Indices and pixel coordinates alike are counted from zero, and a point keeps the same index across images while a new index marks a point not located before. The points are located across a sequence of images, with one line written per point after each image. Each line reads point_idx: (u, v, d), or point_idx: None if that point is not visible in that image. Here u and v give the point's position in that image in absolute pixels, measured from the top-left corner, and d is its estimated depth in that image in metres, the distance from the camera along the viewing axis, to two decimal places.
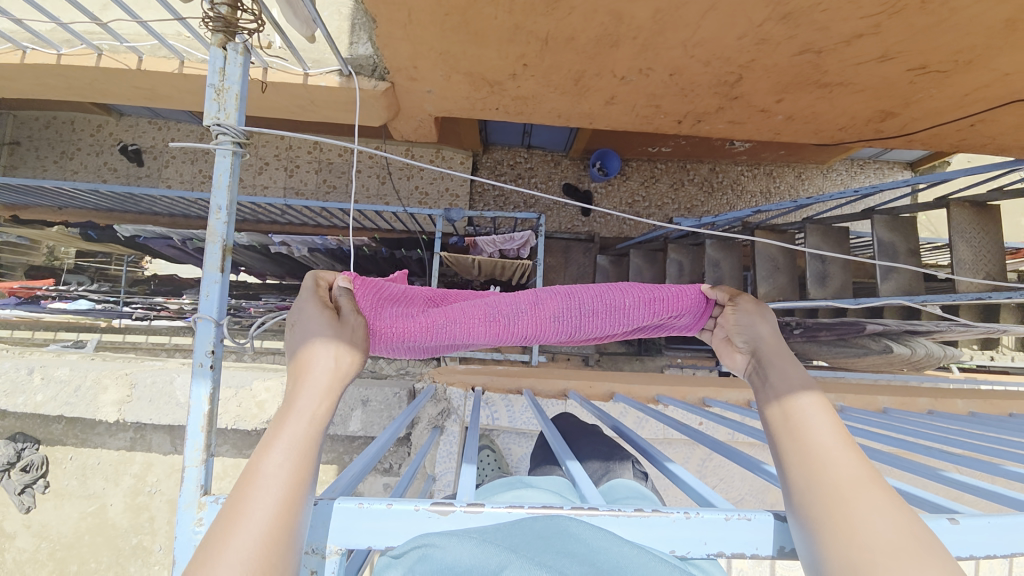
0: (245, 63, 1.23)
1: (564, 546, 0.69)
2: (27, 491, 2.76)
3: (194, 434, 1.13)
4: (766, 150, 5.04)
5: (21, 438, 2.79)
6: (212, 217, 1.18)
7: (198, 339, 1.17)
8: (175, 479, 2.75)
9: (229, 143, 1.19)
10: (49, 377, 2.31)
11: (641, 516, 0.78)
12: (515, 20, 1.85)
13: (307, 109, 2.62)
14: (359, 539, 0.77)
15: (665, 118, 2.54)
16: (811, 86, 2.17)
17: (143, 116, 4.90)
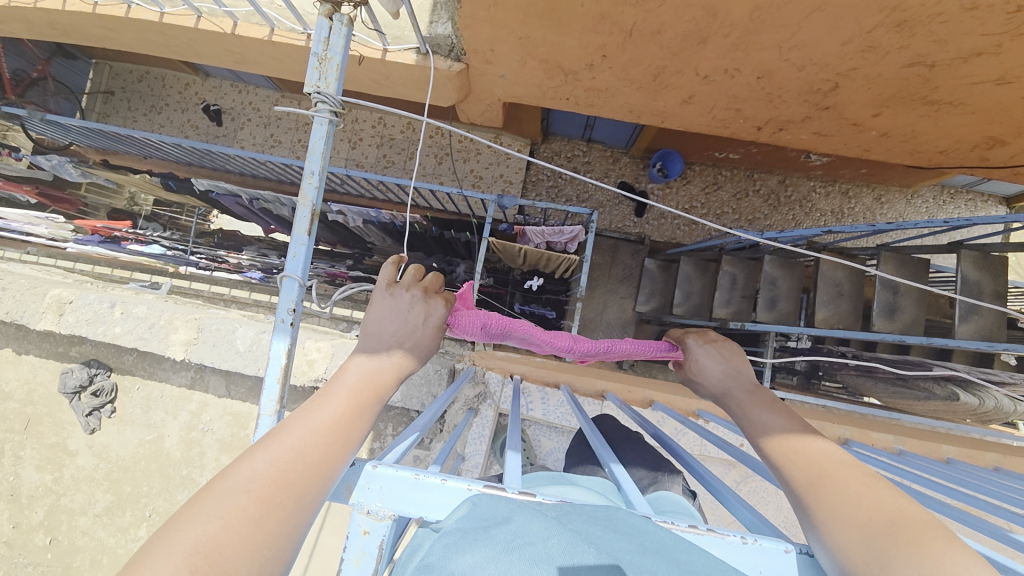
0: (348, 35, 1.26)
1: (616, 525, 0.68)
2: (95, 414, 3.03)
3: (270, 385, 1.20)
4: (844, 167, 4.71)
5: (96, 364, 3.07)
6: (304, 182, 1.23)
7: (281, 297, 1.24)
8: (225, 421, 2.95)
9: (326, 112, 1.23)
10: (129, 312, 2.53)
11: (698, 533, 0.76)
12: (602, 9, 1.80)
13: (382, 84, 2.67)
14: (410, 509, 0.76)
15: (744, 123, 2.41)
16: (916, 102, 1.99)
17: (227, 78, 5.19)
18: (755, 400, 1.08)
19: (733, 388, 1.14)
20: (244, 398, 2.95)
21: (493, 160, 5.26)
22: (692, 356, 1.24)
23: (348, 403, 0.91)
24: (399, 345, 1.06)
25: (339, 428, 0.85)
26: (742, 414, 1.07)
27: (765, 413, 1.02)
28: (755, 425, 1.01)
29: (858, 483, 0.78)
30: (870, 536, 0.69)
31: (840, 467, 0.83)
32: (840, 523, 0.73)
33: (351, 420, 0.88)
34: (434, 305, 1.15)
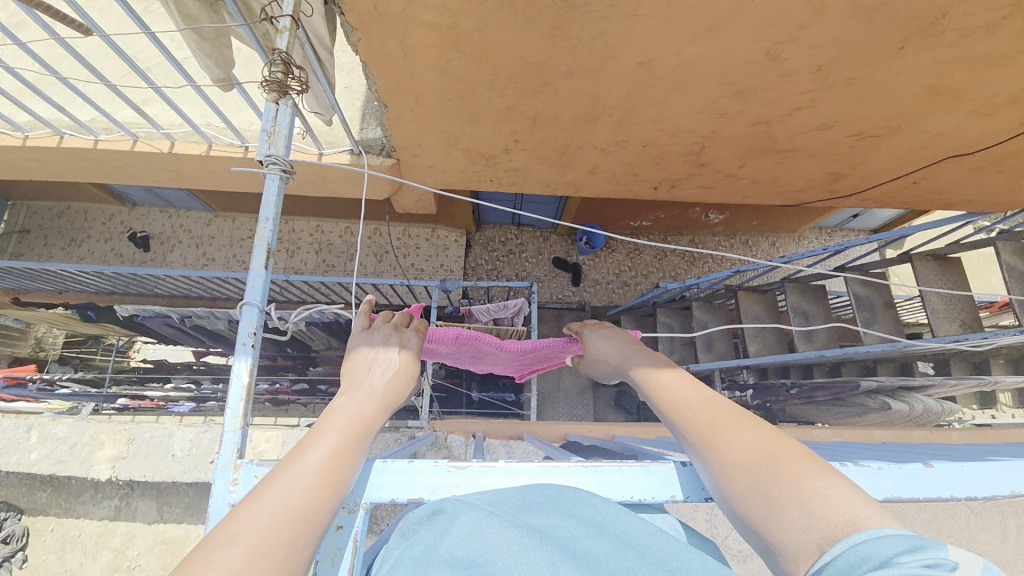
0: (292, 114, 1.43)
1: (569, 507, 0.79)
2: (3, 566, 2.57)
3: (233, 403, 1.12)
4: (738, 220, 5.47)
5: (3, 507, 2.62)
6: (259, 226, 1.30)
7: (241, 324, 1.22)
8: (156, 551, 2.57)
9: (277, 171, 1.35)
10: (47, 434, 2.28)
11: (644, 464, 0.91)
12: (508, 102, 2.17)
13: (319, 186, 2.88)
14: (382, 493, 0.89)
15: (643, 184, 2.83)
16: (767, 152, 2.49)
17: (155, 206, 5.25)
18: (649, 360, 1.16)
19: (630, 354, 1.24)
20: (180, 519, 2.59)
21: (432, 252, 5.55)
22: (595, 341, 1.38)
23: (333, 443, 0.87)
24: (378, 383, 1.06)
25: (330, 469, 0.82)
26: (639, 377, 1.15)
27: (659, 375, 1.10)
28: (652, 387, 1.09)
29: (744, 431, 0.87)
30: (761, 488, 0.77)
31: (724, 416, 0.92)
32: (735, 476, 0.82)
33: (344, 456, 0.85)
34: (408, 337, 1.21)
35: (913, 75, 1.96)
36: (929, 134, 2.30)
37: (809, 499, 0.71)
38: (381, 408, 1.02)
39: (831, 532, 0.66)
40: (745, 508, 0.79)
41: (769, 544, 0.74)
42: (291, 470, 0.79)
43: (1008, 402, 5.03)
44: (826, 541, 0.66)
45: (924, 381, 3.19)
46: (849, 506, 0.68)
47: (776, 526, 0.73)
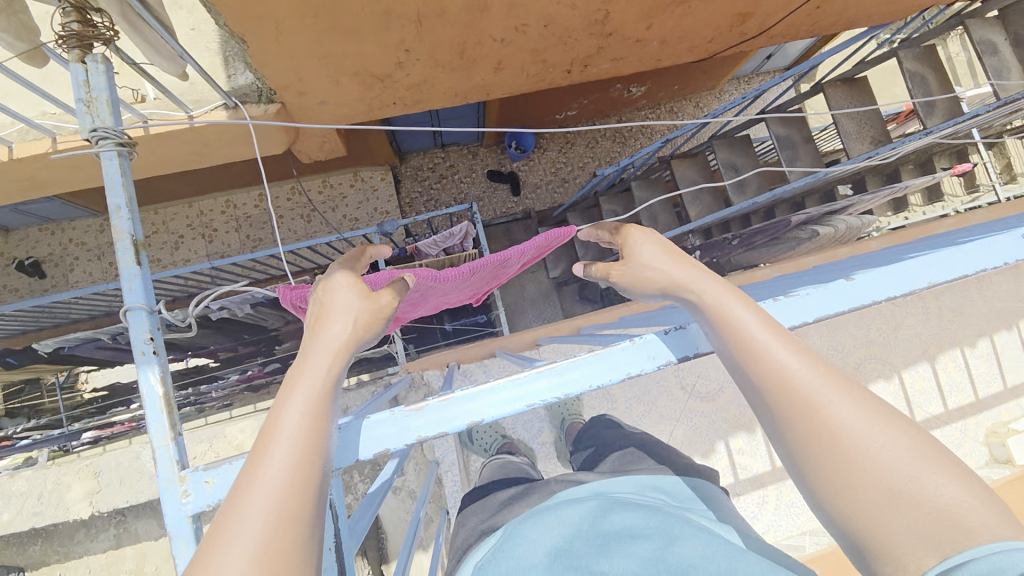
0: (109, 71, 1.20)
1: (644, 559, 0.82)
2: None
3: (154, 417, 1.03)
4: (660, 89, 5.37)
5: None
6: (114, 217, 1.13)
7: (133, 332, 1.09)
8: None
9: (112, 146, 1.16)
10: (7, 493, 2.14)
11: (594, 353, 0.99)
12: (382, 6, 1.88)
13: (205, 154, 2.53)
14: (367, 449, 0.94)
15: (555, 70, 2.65)
16: (672, 4, 2.34)
17: (29, 225, 4.56)
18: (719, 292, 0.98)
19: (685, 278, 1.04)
20: None
21: (362, 198, 5.21)
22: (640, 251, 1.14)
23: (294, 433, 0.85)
24: (334, 343, 0.99)
25: (300, 467, 0.81)
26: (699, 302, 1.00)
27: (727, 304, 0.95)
28: (717, 318, 0.95)
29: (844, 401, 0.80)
30: (880, 488, 0.72)
31: (823, 375, 0.83)
32: (844, 468, 0.76)
33: (313, 446, 0.85)
34: (333, 275, 1.12)
35: None
36: None
37: (939, 515, 0.68)
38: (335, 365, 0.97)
39: (942, 541, 0.66)
40: (841, 502, 0.75)
41: (849, 526, 0.75)
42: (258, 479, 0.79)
43: (917, 203, 5.56)
44: (942, 546, 0.65)
45: (845, 201, 3.43)
46: (973, 517, 0.67)
47: (887, 527, 0.70)
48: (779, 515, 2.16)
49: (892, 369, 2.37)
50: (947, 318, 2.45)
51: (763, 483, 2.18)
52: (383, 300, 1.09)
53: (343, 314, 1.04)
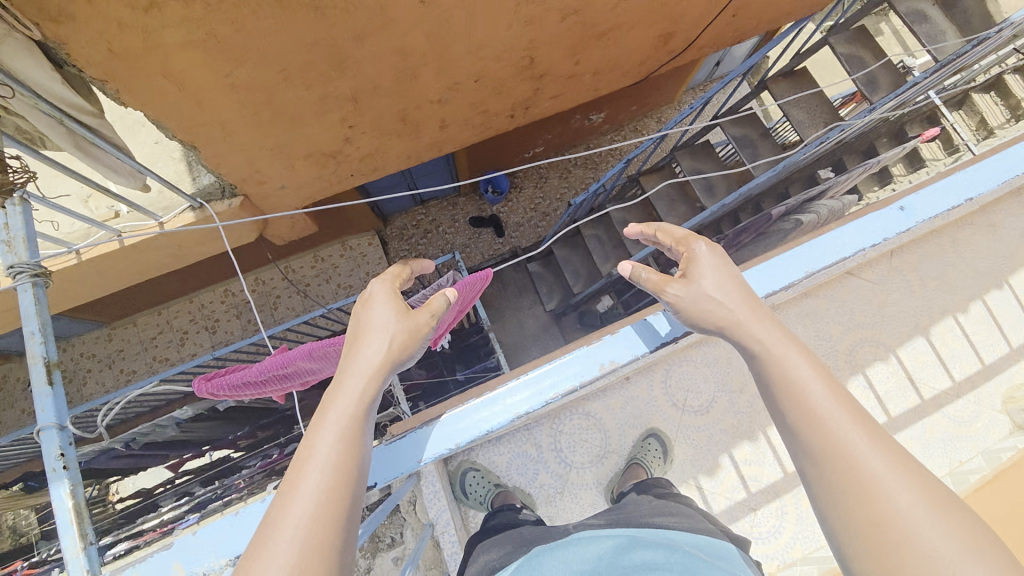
0: (26, 212, 1.36)
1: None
2: None
3: (66, 530, 1.17)
4: (619, 112, 5.57)
5: None
6: (29, 343, 1.28)
7: (46, 449, 1.21)
8: None
9: (27, 278, 1.31)
10: None
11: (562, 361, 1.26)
12: (316, 93, 2.01)
13: (184, 254, 2.65)
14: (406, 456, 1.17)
15: (499, 117, 2.79)
16: (593, 39, 2.48)
17: (42, 347, 4.74)
18: (786, 351, 1.15)
19: (746, 324, 1.22)
20: None
21: (353, 265, 5.35)
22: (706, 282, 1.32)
23: (337, 433, 1.07)
24: (375, 353, 1.21)
25: (342, 454, 1.04)
26: (760, 347, 1.17)
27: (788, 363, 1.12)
28: (783, 377, 1.11)
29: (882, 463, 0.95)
30: (898, 557, 0.86)
31: (871, 445, 0.98)
32: (865, 532, 0.91)
33: (345, 455, 1.04)
34: (374, 289, 1.35)
35: None
36: None
37: None
38: (373, 378, 1.18)
39: None
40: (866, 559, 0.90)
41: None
42: (310, 464, 1.01)
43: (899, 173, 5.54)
44: None
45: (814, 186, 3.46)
46: None
47: None
48: (804, 526, 1.99)
49: (885, 347, 2.30)
50: (931, 285, 2.39)
51: (778, 493, 2.05)
52: (420, 318, 1.29)
53: (381, 333, 1.25)
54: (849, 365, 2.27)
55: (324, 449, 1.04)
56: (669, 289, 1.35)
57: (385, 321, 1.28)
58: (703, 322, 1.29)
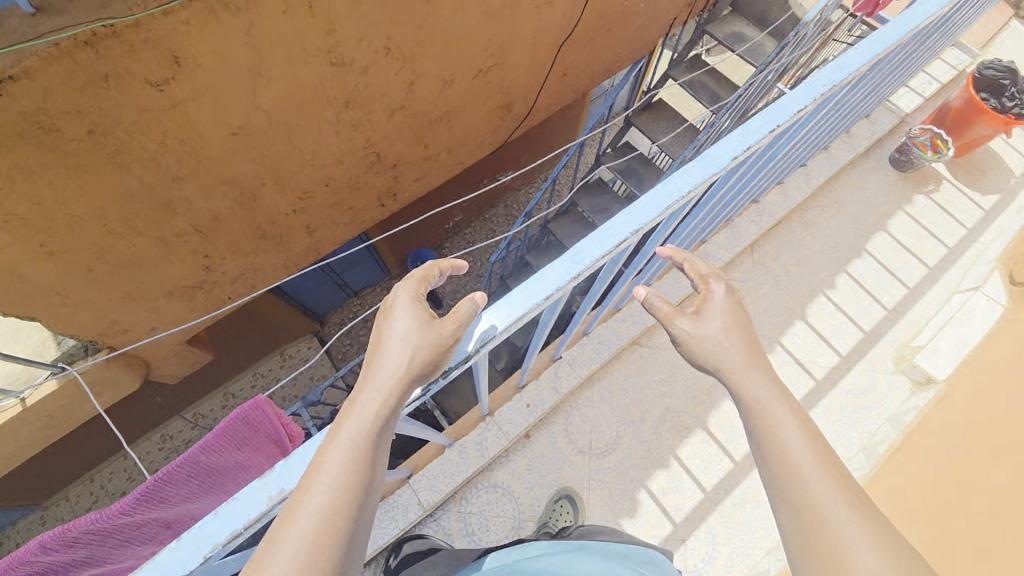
0: None
1: None
2: None
3: None
4: (522, 167, 5.88)
5: None
6: None
7: None
8: None
9: None
10: None
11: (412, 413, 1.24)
12: (150, 235, 2.03)
13: (66, 420, 2.51)
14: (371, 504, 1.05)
15: (368, 209, 2.88)
16: (432, 123, 2.66)
17: None
18: (771, 393, 0.99)
19: (730, 356, 1.04)
20: None
21: (294, 374, 5.19)
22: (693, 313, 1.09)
23: (348, 455, 0.93)
24: (401, 360, 1.01)
25: (347, 482, 0.89)
26: (752, 399, 0.99)
27: (781, 423, 0.95)
28: (766, 432, 0.95)
29: (879, 539, 0.81)
30: None
31: (850, 508, 0.85)
32: None
33: (353, 480, 0.90)
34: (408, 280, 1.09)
35: (462, 16, 2.21)
36: (527, 39, 2.63)
37: None
38: (395, 395, 0.99)
39: None
40: None
41: None
42: (313, 486, 0.89)
43: None
44: None
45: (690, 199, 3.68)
46: None
47: None
48: (734, 544, 2.01)
49: (769, 340, 2.37)
50: (795, 271, 2.52)
51: (703, 517, 2.05)
52: (444, 330, 1.03)
53: (403, 341, 1.02)
54: None
55: (328, 473, 0.91)
56: (675, 326, 1.09)
57: (417, 324, 1.04)
58: (693, 354, 1.07)
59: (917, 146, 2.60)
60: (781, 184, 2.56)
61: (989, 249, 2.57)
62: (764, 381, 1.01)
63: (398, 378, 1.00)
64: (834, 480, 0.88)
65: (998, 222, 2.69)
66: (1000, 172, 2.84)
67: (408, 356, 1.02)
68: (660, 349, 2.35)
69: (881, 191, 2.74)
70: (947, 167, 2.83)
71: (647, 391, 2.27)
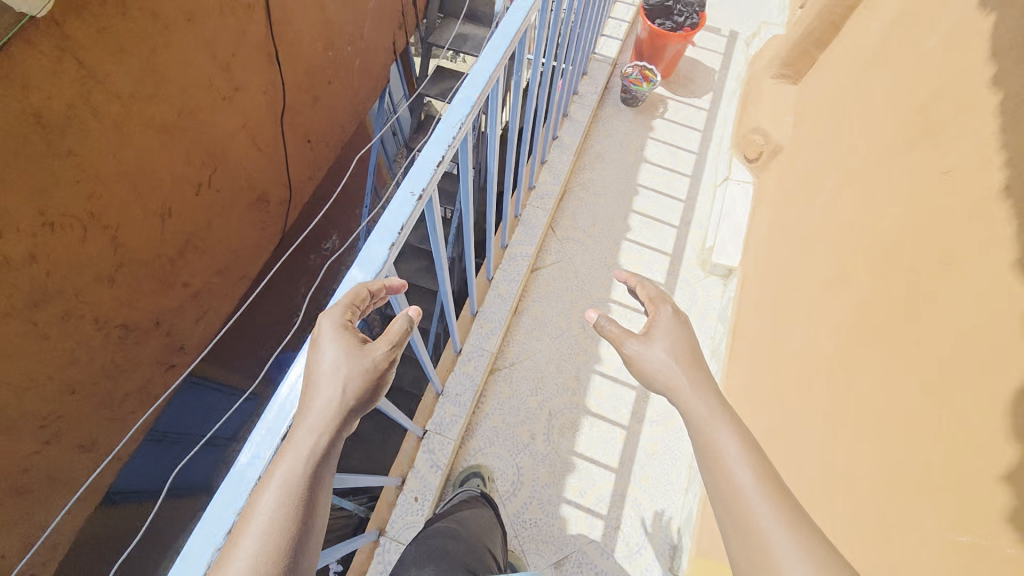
0: None
1: None
2: None
3: None
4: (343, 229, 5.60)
5: None
6: None
7: None
8: None
9: None
10: None
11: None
12: None
13: None
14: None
15: (154, 368, 2.84)
16: (162, 261, 2.63)
17: None
18: (712, 407, 1.07)
19: (679, 377, 1.17)
20: None
21: None
22: (644, 350, 1.23)
23: (284, 494, 0.79)
24: (337, 387, 0.90)
25: (288, 524, 0.77)
26: (697, 412, 1.09)
27: (717, 433, 1.03)
28: (707, 441, 1.03)
29: (785, 533, 0.86)
30: None
31: (780, 510, 0.90)
32: None
33: (299, 518, 0.78)
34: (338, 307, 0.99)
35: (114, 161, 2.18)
36: (211, 144, 2.67)
37: None
38: (339, 422, 0.89)
39: None
40: None
41: None
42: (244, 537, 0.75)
43: None
44: None
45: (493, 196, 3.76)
46: None
47: None
48: (659, 502, 2.09)
49: (601, 301, 2.52)
50: (595, 230, 2.72)
51: (623, 494, 2.09)
52: (377, 353, 0.95)
53: (334, 374, 0.91)
54: (591, 335, 2.42)
55: (267, 514, 0.77)
56: (626, 348, 1.25)
57: (358, 352, 0.94)
58: (648, 377, 1.20)
59: (633, 82, 3.04)
60: (545, 163, 2.71)
61: (723, 140, 2.99)
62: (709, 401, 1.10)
63: (335, 406, 0.89)
64: (770, 483, 0.94)
65: (719, 115, 3.14)
66: (702, 74, 3.32)
67: (347, 385, 0.91)
68: (517, 364, 2.35)
69: (627, 130, 3.07)
70: (665, 87, 3.24)
71: (526, 406, 2.25)
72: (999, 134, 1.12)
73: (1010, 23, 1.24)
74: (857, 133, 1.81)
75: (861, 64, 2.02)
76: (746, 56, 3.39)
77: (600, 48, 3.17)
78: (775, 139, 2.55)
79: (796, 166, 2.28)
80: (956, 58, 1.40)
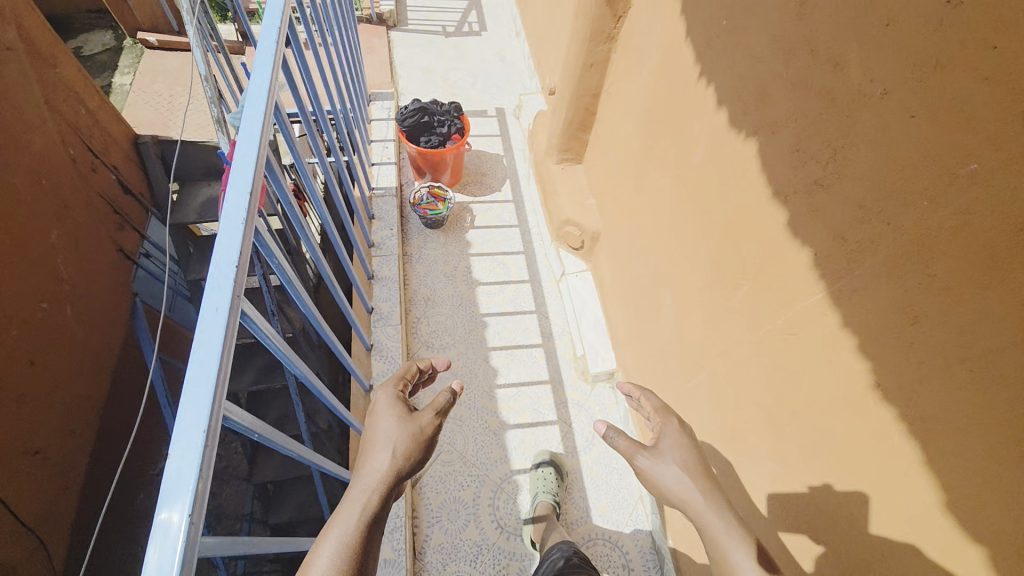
0: None
1: None
2: None
3: None
4: None
5: None
6: None
7: None
8: None
9: None
10: None
11: None
12: None
13: None
14: None
15: None
16: None
17: None
18: (727, 529, 1.15)
19: (692, 495, 1.22)
20: None
21: None
22: (661, 471, 1.28)
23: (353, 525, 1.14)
24: (387, 451, 1.31)
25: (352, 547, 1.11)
26: (715, 529, 1.15)
27: (731, 549, 1.11)
28: (724, 561, 1.10)
29: None
30: None
31: None
32: None
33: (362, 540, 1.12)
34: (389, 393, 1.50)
35: None
36: None
37: None
38: (393, 472, 1.27)
39: None
40: None
41: None
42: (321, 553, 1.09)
43: None
44: None
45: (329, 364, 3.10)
46: None
47: None
48: None
49: (506, 480, 2.13)
50: (463, 393, 2.32)
51: None
52: (419, 421, 1.37)
53: (386, 446, 1.32)
54: (512, 533, 2.02)
55: (338, 531, 1.12)
56: (639, 462, 1.32)
57: (413, 422, 1.39)
58: (665, 495, 1.26)
59: (428, 207, 2.74)
60: (372, 350, 2.23)
61: (542, 230, 2.84)
62: (725, 523, 1.16)
63: (388, 462, 1.29)
64: None
65: (526, 202, 2.99)
66: (491, 163, 3.16)
67: (400, 447, 1.32)
68: None
69: (445, 257, 2.73)
70: (460, 192, 3.00)
71: None
72: (833, 307, 0.98)
73: (769, 163, 1.13)
74: (668, 242, 1.70)
75: (634, 156, 1.94)
76: (520, 130, 3.33)
77: (375, 180, 2.78)
78: (589, 227, 2.46)
79: (623, 259, 2.17)
80: (730, 187, 1.29)
